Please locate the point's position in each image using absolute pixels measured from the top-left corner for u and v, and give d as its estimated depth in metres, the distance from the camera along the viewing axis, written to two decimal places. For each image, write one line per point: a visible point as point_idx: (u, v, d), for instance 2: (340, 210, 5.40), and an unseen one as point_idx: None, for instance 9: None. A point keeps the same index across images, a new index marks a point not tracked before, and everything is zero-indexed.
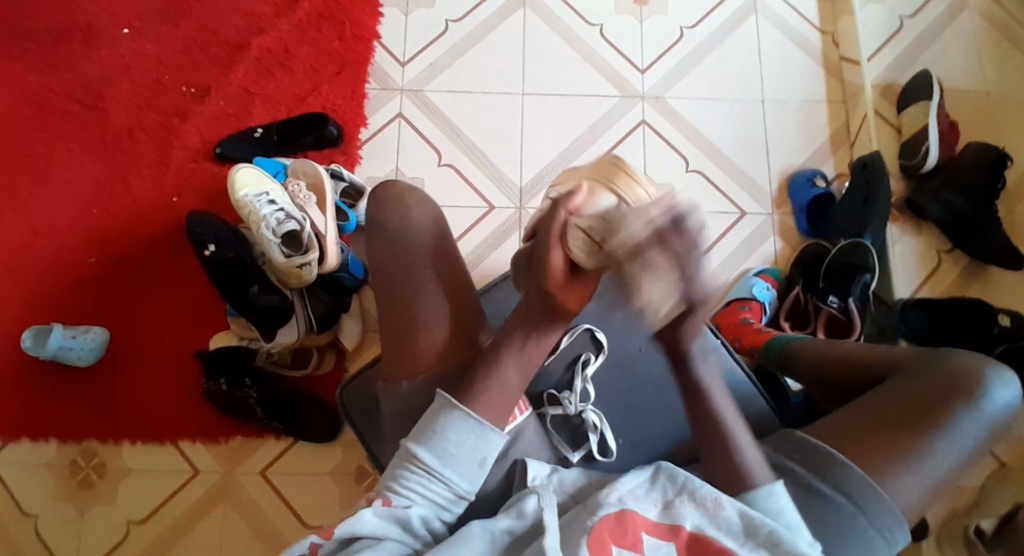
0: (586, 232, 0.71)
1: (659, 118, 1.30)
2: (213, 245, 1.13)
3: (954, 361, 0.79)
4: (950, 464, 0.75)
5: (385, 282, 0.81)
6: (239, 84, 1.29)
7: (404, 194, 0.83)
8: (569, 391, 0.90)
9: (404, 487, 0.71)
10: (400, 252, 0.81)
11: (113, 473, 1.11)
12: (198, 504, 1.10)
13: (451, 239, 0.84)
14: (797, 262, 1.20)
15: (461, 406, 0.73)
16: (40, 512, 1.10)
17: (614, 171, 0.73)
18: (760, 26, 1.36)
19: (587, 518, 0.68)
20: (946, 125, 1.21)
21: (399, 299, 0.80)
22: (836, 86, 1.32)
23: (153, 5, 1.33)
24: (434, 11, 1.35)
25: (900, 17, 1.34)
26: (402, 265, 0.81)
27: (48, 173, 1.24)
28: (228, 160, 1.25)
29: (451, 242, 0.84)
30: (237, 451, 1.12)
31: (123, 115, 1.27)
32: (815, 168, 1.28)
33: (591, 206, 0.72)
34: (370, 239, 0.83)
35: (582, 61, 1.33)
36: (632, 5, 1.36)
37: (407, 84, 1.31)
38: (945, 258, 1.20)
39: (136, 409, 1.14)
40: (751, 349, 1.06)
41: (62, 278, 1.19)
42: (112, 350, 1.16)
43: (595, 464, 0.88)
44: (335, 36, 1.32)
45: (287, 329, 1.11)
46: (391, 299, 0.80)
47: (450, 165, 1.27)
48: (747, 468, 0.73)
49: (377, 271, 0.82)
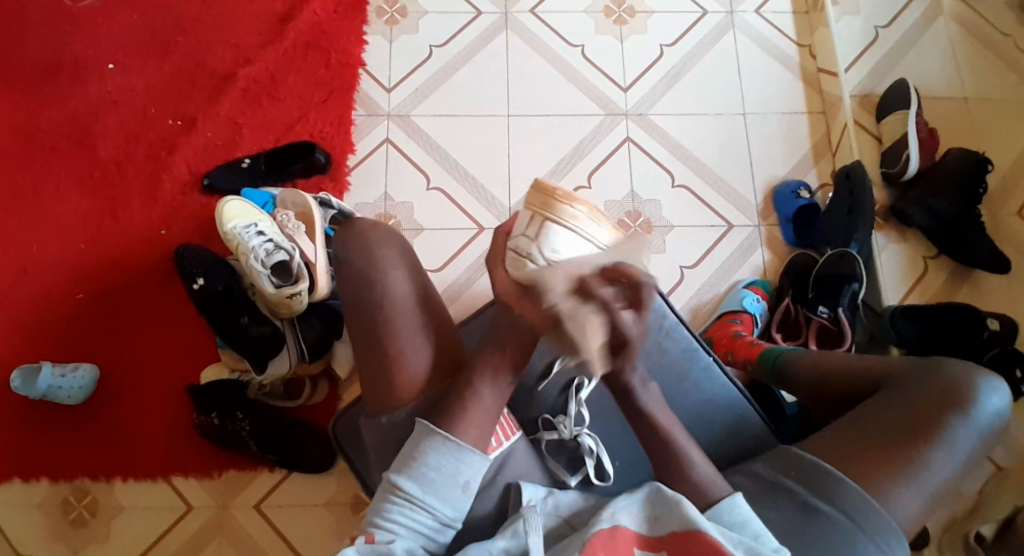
0: (518, 253, 0.76)
1: (643, 134, 1.31)
2: (202, 278, 1.13)
3: (944, 373, 0.80)
4: (946, 474, 0.75)
5: (356, 318, 0.81)
6: (226, 115, 1.30)
7: (366, 232, 0.84)
8: (563, 416, 0.91)
9: (386, 520, 0.70)
10: (366, 287, 0.81)
11: (106, 510, 1.11)
12: (193, 539, 1.10)
13: (423, 269, 0.85)
14: (786, 272, 1.21)
15: (438, 429, 0.73)
16: (32, 554, 1.09)
17: (547, 199, 0.74)
18: (739, 40, 1.37)
19: (582, 537, 0.68)
20: (926, 133, 1.23)
21: (370, 332, 0.80)
22: (815, 97, 1.34)
23: (139, 39, 1.34)
24: (418, 37, 1.37)
25: (876, 28, 1.36)
26: (372, 301, 0.80)
27: (37, 210, 1.24)
28: (216, 191, 1.25)
29: (423, 272, 0.85)
30: (230, 484, 1.12)
31: (110, 150, 1.28)
32: (799, 178, 1.29)
33: (522, 222, 0.76)
34: (339, 279, 0.83)
35: (565, 81, 1.34)
36: (611, 24, 1.38)
37: (394, 109, 1.32)
38: (930, 264, 1.21)
39: (128, 444, 1.13)
40: (744, 363, 1.06)
41: (52, 314, 1.19)
42: (105, 385, 1.16)
43: (592, 488, 0.89)
44: (321, 65, 1.33)
45: (279, 360, 1.11)
46: (363, 334, 0.80)
47: (437, 188, 1.27)
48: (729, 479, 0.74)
49: (349, 306, 0.82)
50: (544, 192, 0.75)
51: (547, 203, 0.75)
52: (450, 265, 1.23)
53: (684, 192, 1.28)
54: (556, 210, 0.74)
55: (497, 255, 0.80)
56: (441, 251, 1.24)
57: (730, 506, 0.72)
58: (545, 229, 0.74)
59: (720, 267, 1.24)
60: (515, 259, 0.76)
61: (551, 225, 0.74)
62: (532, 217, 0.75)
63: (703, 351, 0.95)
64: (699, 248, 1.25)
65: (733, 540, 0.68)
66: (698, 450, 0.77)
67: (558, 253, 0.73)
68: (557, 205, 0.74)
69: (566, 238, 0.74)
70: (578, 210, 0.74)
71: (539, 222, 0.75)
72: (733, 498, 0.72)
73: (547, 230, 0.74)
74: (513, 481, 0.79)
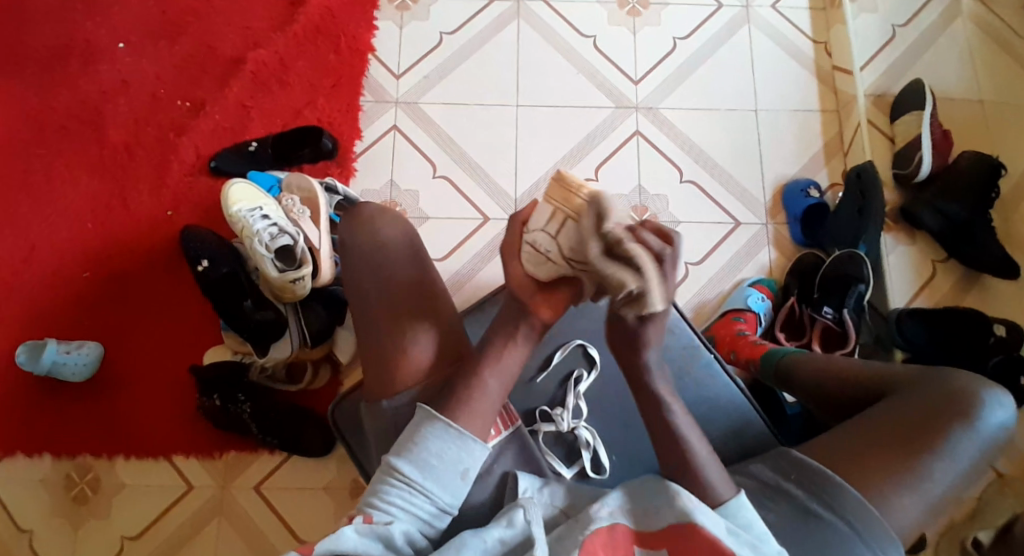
0: (535, 248, 0.70)
1: (653, 128, 1.30)
2: (206, 261, 1.13)
3: (950, 383, 0.79)
4: (947, 485, 0.74)
5: (361, 300, 0.82)
6: (234, 98, 1.30)
7: (374, 217, 0.83)
8: (561, 408, 0.91)
9: (384, 501, 0.71)
10: (377, 267, 0.81)
11: (108, 488, 1.12)
12: (194, 518, 1.11)
13: (428, 258, 0.84)
14: (793, 271, 1.20)
15: (440, 416, 0.73)
16: (34, 528, 1.10)
17: (569, 194, 0.65)
18: (753, 35, 1.36)
19: (580, 532, 0.68)
20: (941, 134, 1.20)
21: (376, 312, 0.80)
22: (829, 96, 1.32)
23: (150, 20, 1.34)
24: (428, 25, 1.36)
25: (893, 26, 1.34)
26: (383, 283, 0.81)
27: (46, 188, 1.25)
28: (223, 174, 1.25)
29: (428, 260, 0.84)
30: (231, 466, 1.13)
31: (119, 130, 1.28)
32: (810, 177, 1.27)
33: (539, 217, 0.69)
34: (345, 264, 0.83)
35: (576, 73, 1.33)
36: (624, 16, 1.37)
37: (403, 96, 1.32)
38: (939, 267, 1.20)
39: (131, 422, 1.14)
40: (746, 362, 1.06)
41: (59, 292, 1.20)
42: (109, 364, 1.17)
43: (588, 480, 0.89)
44: (331, 50, 1.33)
45: (281, 344, 1.12)
46: (366, 315, 0.81)
47: (444, 177, 1.27)
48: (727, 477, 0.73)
49: (353, 287, 0.82)
50: (566, 185, 0.65)
51: (569, 199, 0.66)
52: (454, 255, 1.23)
53: (692, 187, 1.27)
54: (575, 208, 0.65)
55: (511, 242, 0.74)
56: (446, 240, 1.24)
57: (736, 507, 0.71)
58: (565, 229, 0.66)
59: (727, 264, 1.23)
60: (531, 254, 0.71)
61: (570, 226, 0.65)
62: (552, 213, 0.67)
63: (704, 349, 0.95)
64: (706, 244, 1.24)
65: (735, 532, 0.68)
66: (701, 439, 0.74)
67: (576, 254, 0.67)
68: (577, 202, 0.64)
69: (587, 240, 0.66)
70: None
71: (560, 219, 0.67)
72: (739, 500, 0.72)
73: (566, 231, 0.66)
74: (510, 470, 0.79)
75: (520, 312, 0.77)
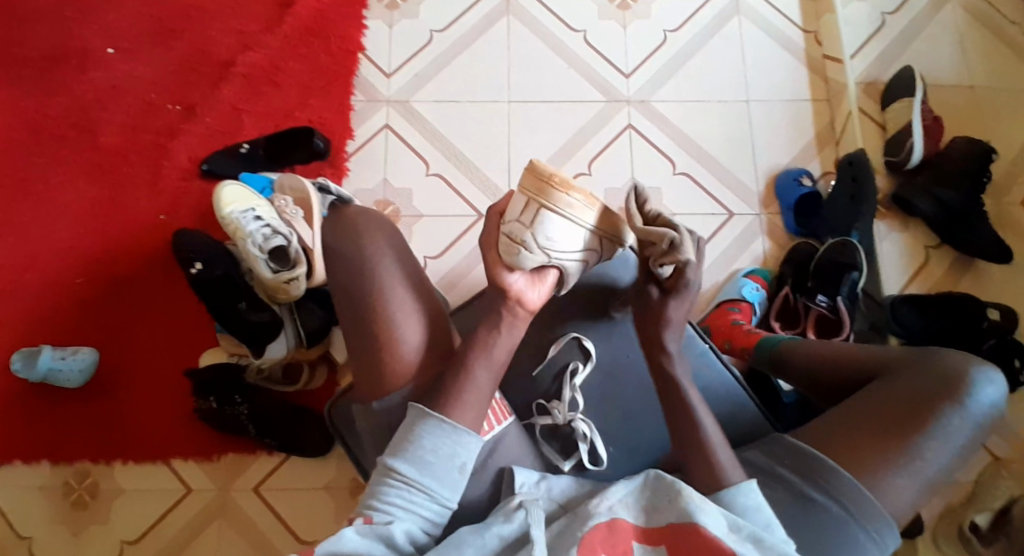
0: (511, 238, 0.78)
1: (646, 121, 1.30)
2: (200, 263, 1.12)
3: (939, 362, 0.79)
4: (941, 464, 0.74)
5: (346, 303, 0.81)
6: (226, 101, 1.29)
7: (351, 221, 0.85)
8: (558, 401, 0.90)
9: (384, 503, 0.71)
10: (355, 273, 0.80)
11: (106, 493, 1.12)
12: (193, 520, 1.11)
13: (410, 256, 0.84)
14: (787, 260, 1.20)
15: (434, 413, 0.73)
16: (34, 535, 1.10)
17: (543, 185, 0.77)
18: (743, 26, 1.36)
19: (578, 528, 0.68)
20: (930, 120, 1.21)
21: (363, 317, 0.79)
22: (820, 85, 1.32)
23: (141, 25, 1.34)
24: (418, 22, 1.36)
25: (883, 14, 1.34)
26: (363, 285, 0.80)
27: (38, 194, 1.25)
28: (216, 177, 1.25)
29: (410, 258, 0.84)
30: (229, 468, 1.13)
31: (111, 136, 1.28)
32: (801, 167, 1.27)
33: (514, 207, 0.79)
34: (330, 270, 0.83)
35: (568, 67, 1.33)
36: (615, 10, 1.37)
37: (394, 95, 1.32)
38: (933, 253, 1.20)
39: (128, 427, 1.14)
40: (741, 351, 1.05)
41: (53, 298, 1.19)
42: (105, 369, 1.16)
43: (586, 473, 0.88)
44: (322, 50, 1.33)
45: (277, 344, 1.11)
46: (352, 318, 0.80)
47: (437, 175, 1.27)
48: (723, 466, 0.73)
49: (338, 288, 0.82)
50: (541, 177, 0.77)
51: (542, 189, 0.77)
52: (449, 252, 1.23)
53: (686, 180, 1.27)
54: (550, 197, 0.77)
55: (489, 238, 0.82)
56: (440, 238, 1.24)
57: (747, 490, 0.72)
58: (539, 217, 0.77)
59: (721, 255, 1.23)
60: (507, 244, 0.79)
61: (546, 212, 0.77)
62: (527, 202, 0.78)
63: (699, 338, 0.94)
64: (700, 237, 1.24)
65: (737, 527, 0.67)
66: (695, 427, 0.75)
67: (552, 240, 0.78)
68: (552, 191, 0.77)
69: (560, 226, 0.77)
70: (572, 197, 0.77)
71: (534, 209, 0.77)
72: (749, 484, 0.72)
73: (542, 218, 0.77)
74: (506, 466, 0.79)
75: (504, 298, 0.79)
